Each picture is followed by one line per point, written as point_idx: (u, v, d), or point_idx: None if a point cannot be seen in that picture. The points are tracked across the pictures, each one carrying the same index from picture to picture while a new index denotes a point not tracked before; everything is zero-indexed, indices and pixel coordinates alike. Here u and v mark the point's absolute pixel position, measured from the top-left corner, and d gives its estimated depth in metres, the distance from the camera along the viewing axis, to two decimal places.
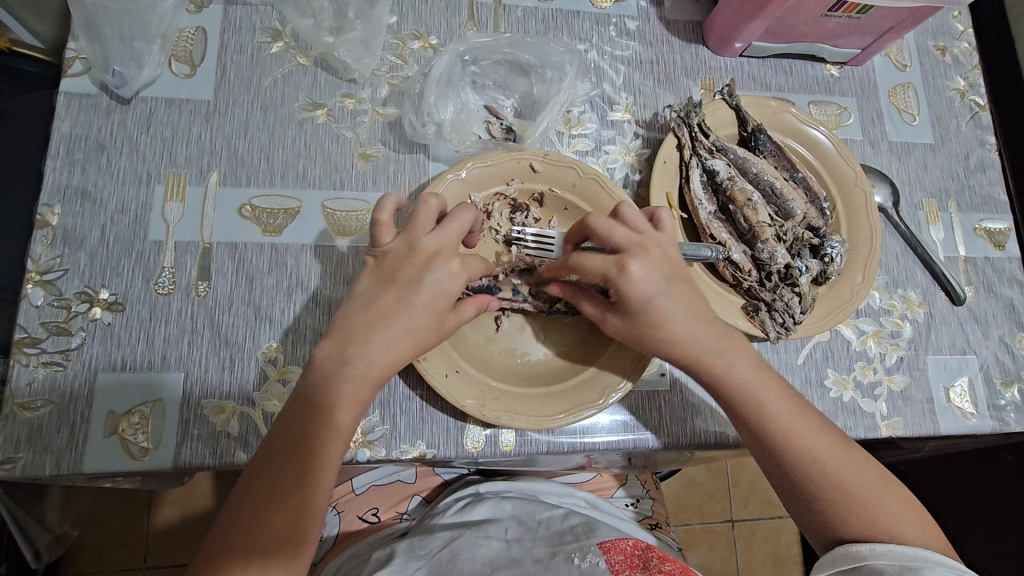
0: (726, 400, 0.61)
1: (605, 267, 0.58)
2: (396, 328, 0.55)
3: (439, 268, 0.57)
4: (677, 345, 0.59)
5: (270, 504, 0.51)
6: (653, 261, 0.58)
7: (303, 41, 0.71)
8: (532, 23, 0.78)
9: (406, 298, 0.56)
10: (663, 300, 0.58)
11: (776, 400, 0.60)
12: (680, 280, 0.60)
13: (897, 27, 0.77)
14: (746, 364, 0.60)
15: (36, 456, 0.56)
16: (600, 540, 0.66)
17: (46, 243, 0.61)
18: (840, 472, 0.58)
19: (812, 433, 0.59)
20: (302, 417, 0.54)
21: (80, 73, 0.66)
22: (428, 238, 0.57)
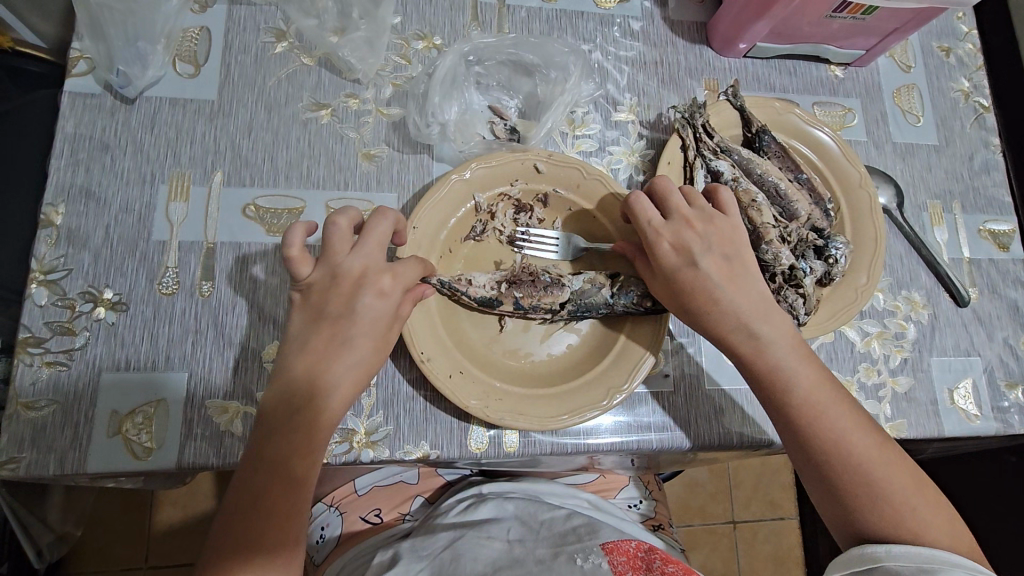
0: (758, 380, 0.60)
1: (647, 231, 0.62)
2: (338, 348, 0.56)
3: (370, 287, 0.57)
4: (715, 312, 0.60)
5: (264, 512, 0.52)
6: (693, 233, 0.62)
7: (307, 40, 0.71)
8: (536, 23, 0.78)
9: (342, 328, 0.56)
10: (693, 269, 0.61)
11: (811, 382, 0.58)
12: (722, 253, 0.62)
13: (902, 28, 0.77)
14: (782, 343, 0.60)
15: (40, 456, 0.56)
16: (603, 541, 0.66)
17: (50, 242, 0.61)
18: (871, 463, 0.56)
19: (845, 419, 0.57)
20: (294, 424, 0.54)
21: (84, 73, 0.66)
22: (348, 261, 0.57)
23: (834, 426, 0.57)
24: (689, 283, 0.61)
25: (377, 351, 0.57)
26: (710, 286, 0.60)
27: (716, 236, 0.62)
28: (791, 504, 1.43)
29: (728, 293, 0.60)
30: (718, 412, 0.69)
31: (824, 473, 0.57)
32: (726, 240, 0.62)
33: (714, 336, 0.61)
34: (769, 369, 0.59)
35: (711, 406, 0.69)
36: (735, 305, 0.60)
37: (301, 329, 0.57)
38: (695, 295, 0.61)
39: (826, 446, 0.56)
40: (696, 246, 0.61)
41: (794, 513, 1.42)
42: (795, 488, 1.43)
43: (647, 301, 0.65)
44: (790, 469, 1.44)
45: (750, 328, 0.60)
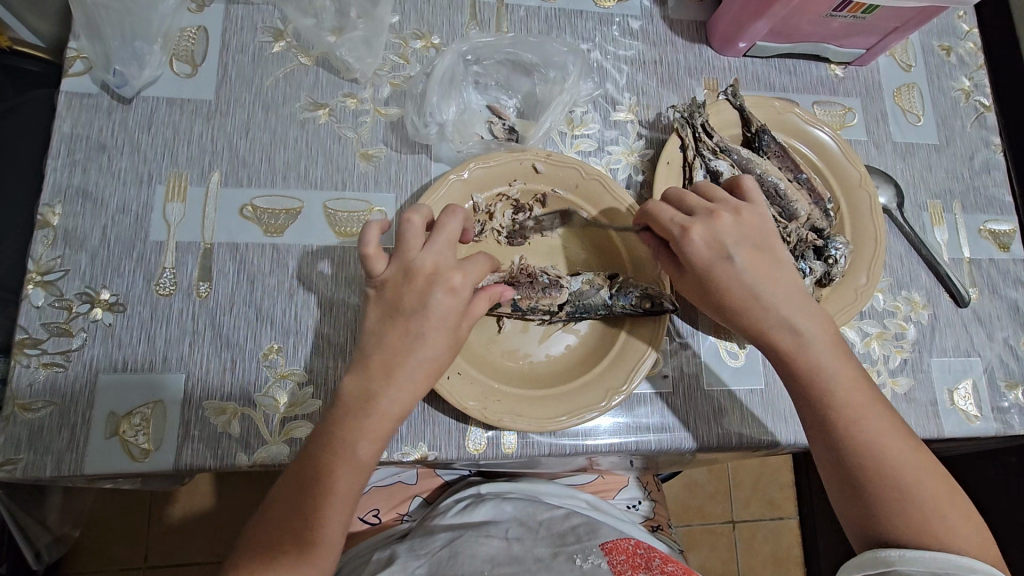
0: (794, 379, 0.59)
1: (671, 227, 0.60)
2: (410, 347, 0.55)
3: (442, 285, 0.56)
4: (751, 308, 0.59)
5: (289, 522, 0.52)
6: (722, 225, 0.59)
7: (305, 40, 0.71)
8: (535, 23, 0.77)
9: (414, 324, 0.55)
10: (727, 262, 0.58)
11: (849, 387, 0.57)
12: (755, 247, 0.59)
13: (903, 27, 0.77)
14: (822, 344, 0.58)
15: (38, 457, 0.56)
16: (602, 540, 0.66)
17: (47, 243, 0.61)
18: (902, 472, 0.55)
19: (881, 426, 0.56)
20: (328, 436, 0.54)
21: (81, 73, 0.66)
22: (419, 258, 0.56)
23: (869, 432, 0.56)
24: (723, 280, 0.58)
25: (445, 352, 0.56)
26: (744, 282, 0.58)
27: (747, 229, 0.60)
28: (791, 503, 1.43)
29: (765, 290, 0.58)
30: (717, 413, 0.69)
31: (852, 478, 0.56)
32: (760, 234, 0.60)
33: (753, 334, 0.59)
34: (808, 366, 0.58)
35: (711, 407, 0.69)
36: (772, 302, 0.58)
37: (375, 326, 0.56)
38: (729, 290, 0.59)
39: (857, 451, 0.55)
40: (728, 238, 0.58)
41: (793, 513, 1.42)
42: (794, 488, 1.43)
43: (646, 302, 0.64)
44: (790, 469, 1.44)
45: (790, 326, 0.58)
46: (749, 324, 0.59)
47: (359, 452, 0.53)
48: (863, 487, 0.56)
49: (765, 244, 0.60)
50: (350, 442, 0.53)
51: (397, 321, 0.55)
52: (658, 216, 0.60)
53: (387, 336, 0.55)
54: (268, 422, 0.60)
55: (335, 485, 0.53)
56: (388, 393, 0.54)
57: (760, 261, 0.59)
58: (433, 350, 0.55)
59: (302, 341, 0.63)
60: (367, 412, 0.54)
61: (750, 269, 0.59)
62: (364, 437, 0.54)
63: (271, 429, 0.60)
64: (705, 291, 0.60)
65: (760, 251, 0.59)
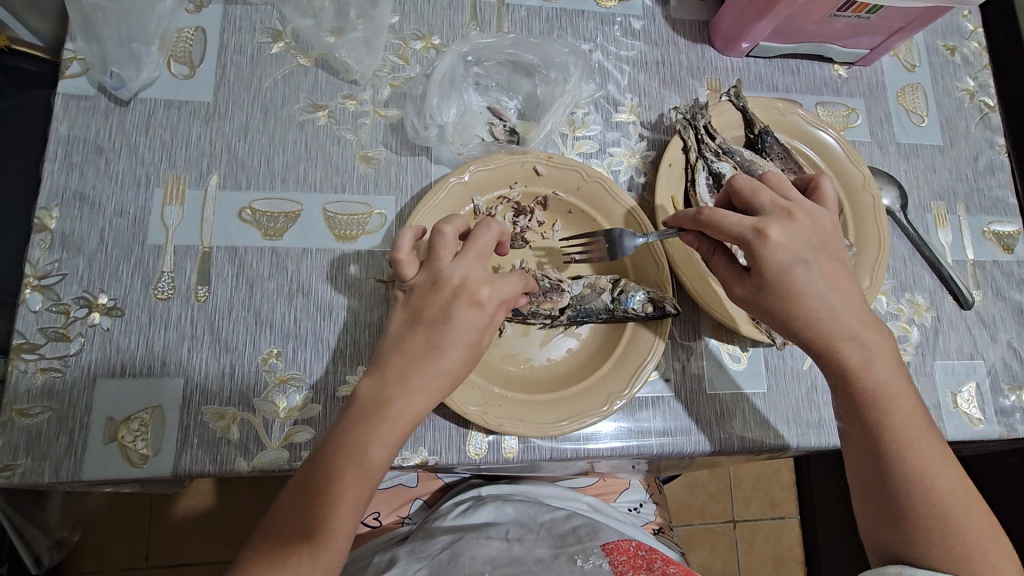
0: (849, 397, 0.55)
1: (741, 228, 0.54)
2: (429, 356, 0.54)
3: (467, 297, 0.56)
4: (813, 324, 0.55)
5: (299, 529, 0.49)
6: (797, 228, 0.55)
7: (304, 41, 0.70)
8: (536, 23, 0.77)
9: (435, 337, 0.55)
10: (803, 270, 0.54)
11: (909, 412, 0.54)
12: (826, 253, 0.56)
13: (907, 27, 0.76)
14: (886, 363, 0.55)
15: (35, 463, 0.56)
16: (603, 542, 0.66)
17: (44, 247, 0.61)
18: (949, 499, 0.53)
19: (934, 452, 0.54)
20: (342, 440, 0.52)
21: (78, 74, 0.65)
22: (450, 269, 0.56)
23: (923, 457, 0.54)
24: (792, 286, 0.54)
25: (459, 366, 0.55)
26: (817, 292, 0.54)
27: (818, 234, 0.56)
28: (791, 503, 1.42)
29: (835, 302, 0.55)
30: (720, 416, 0.68)
31: (896, 501, 0.54)
32: (828, 240, 0.56)
33: (807, 340, 0.56)
34: (870, 391, 0.54)
35: (713, 410, 0.69)
36: (841, 315, 0.55)
37: (399, 330, 0.56)
38: (801, 300, 0.54)
39: (909, 477, 0.53)
40: (805, 245, 0.54)
41: (794, 512, 1.42)
42: (795, 487, 1.43)
43: (649, 306, 0.63)
44: (790, 468, 1.43)
45: (858, 342, 0.55)
46: (813, 335, 0.55)
47: (370, 456, 0.51)
48: (907, 511, 0.54)
49: (834, 251, 0.57)
50: (364, 439, 0.52)
51: (420, 329, 0.55)
52: (724, 217, 0.55)
53: (408, 343, 0.55)
54: (267, 426, 0.59)
55: (343, 496, 0.50)
56: (404, 404, 0.53)
57: (831, 270, 0.56)
58: (454, 361, 0.55)
59: (301, 345, 0.62)
60: (383, 419, 0.52)
61: (823, 278, 0.55)
62: (379, 443, 0.52)
63: (270, 434, 0.59)
64: (767, 298, 0.56)
65: (829, 260, 0.56)
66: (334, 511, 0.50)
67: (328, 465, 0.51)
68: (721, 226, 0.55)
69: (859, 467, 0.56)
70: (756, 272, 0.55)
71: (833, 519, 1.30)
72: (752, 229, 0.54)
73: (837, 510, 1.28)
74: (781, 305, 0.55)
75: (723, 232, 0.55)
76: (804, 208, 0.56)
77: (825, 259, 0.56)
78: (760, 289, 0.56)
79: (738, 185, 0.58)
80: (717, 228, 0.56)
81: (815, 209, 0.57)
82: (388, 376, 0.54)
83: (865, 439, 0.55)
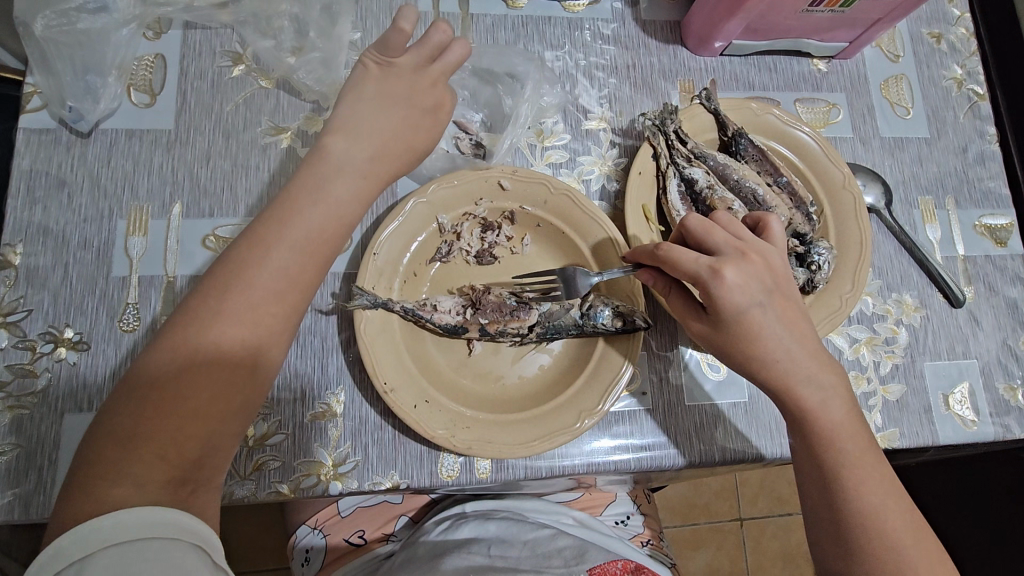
0: (804, 433, 0.55)
1: (697, 268, 0.53)
2: (392, 124, 0.53)
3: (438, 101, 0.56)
4: (770, 364, 0.53)
5: (239, 348, 0.45)
6: (753, 268, 0.53)
7: (264, 63, 0.69)
8: (501, 31, 0.76)
9: (403, 114, 0.54)
10: (759, 312, 0.53)
11: (861, 447, 0.54)
12: (781, 292, 0.54)
13: (886, 18, 0.73)
14: (841, 402, 0.54)
15: (4, 500, 0.56)
16: (590, 565, 0.64)
17: (9, 283, 0.61)
18: (901, 533, 0.52)
19: (886, 486, 0.53)
20: (296, 229, 0.48)
21: (38, 108, 0.65)
22: (434, 65, 0.55)
23: (875, 493, 0.53)
24: (749, 326, 0.53)
25: (399, 158, 0.54)
26: (773, 332, 0.53)
27: (773, 275, 0.54)
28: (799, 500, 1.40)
29: (790, 342, 0.54)
30: (700, 429, 0.67)
31: (846, 535, 0.53)
32: (781, 279, 0.55)
33: (766, 373, 0.54)
34: (827, 429, 0.54)
35: (693, 422, 0.67)
36: (800, 358, 0.54)
37: (367, 113, 0.53)
38: (757, 342, 0.53)
39: (859, 512, 0.53)
40: (760, 285, 0.53)
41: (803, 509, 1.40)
42: None
43: (619, 320, 0.62)
44: None
45: (814, 384, 0.54)
46: (769, 377, 0.54)
47: (326, 232, 0.49)
48: (857, 544, 0.53)
49: (787, 290, 0.55)
50: (315, 211, 0.49)
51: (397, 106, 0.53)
52: (681, 254, 0.53)
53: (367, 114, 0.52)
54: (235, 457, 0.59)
55: (289, 303, 0.48)
56: (339, 193, 0.50)
57: (787, 310, 0.55)
58: (389, 151, 0.53)
59: None
60: (337, 178, 0.51)
61: (780, 318, 0.54)
62: (333, 206, 0.50)
63: (236, 464, 0.59)
64: (724, 339, 0.54)
65: (784, 300, 0.55)
66: (279, 316, 0.47)
67: (278, 261, 0.47)
68: (677, 264, 0.53)
69: (812, 496, 0.56)
70: (713, 311, 0.53)
71: None
72: (708, 267, 0.52)
73: None
74: (741, 346, 0.53)
75: (678, 269, 0.54)
76: (757, 248, 0.54)
77: (779, 299, 0.54)
78: (718, 327, 0.54)
79: (691, 226, 0.56)
80: (672, 266, 0.54)
81: (768, 248, 0.55)
82: (330, 162, 0.51)
83: (818, 472, 0.54)
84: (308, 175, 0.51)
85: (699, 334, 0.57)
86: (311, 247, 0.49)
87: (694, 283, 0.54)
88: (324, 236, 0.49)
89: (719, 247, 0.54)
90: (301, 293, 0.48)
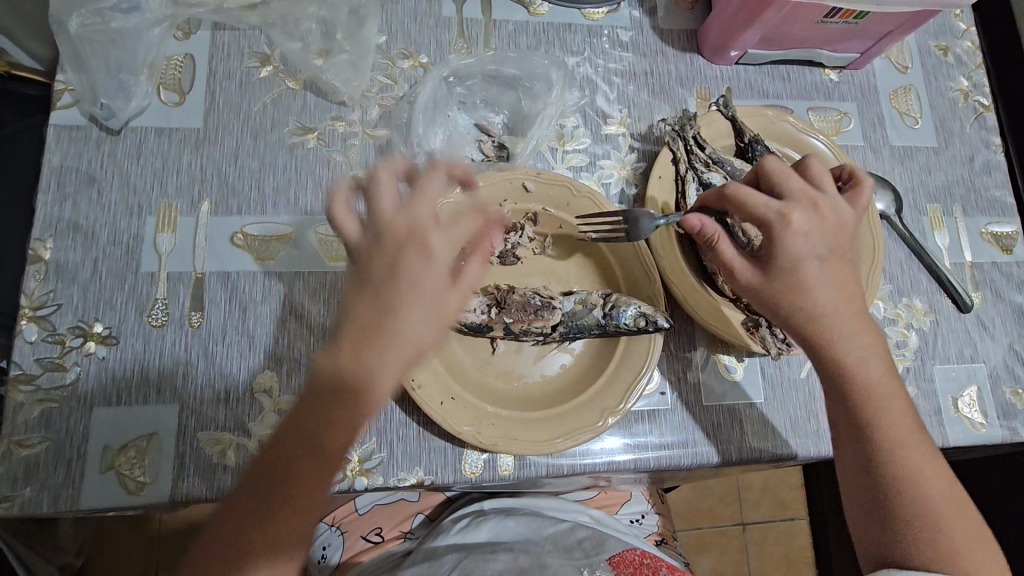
0: (839, 393, 0.57)
1: (766, 211, 0.55)
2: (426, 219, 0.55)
3: (418, 247, 0.54)
4: (817, 316, 0.56)
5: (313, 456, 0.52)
6: (820, 221, 0.56)
7: (292, 64, 0.71)
8: (523, 37, 0.77)
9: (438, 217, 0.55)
10: (816, 264, 0.56)
11: (896, 410, 0.57)
12: (839, 250, 0.57)
13: (898, 30, 0.75)
14: (878, 362, 0.57)
15: (34, 493, 0.56)
16: (609, 553, 0.66)
17: (39, 278, 0.61)
18: (933, 497, 0.56)
19: (918, 451, 0.56)
20: (353, 349, 0.53)
21: (69, 105, 0.66)
22: (393, 220, 0.55)
23: (908, 454, 0.56)
24: (806, 275, 0.55)
25: (433, 246, 0.54)
26: (824, 287, 0.56)
27: (838, 230, 0.57)
28: (801, 505, 1.41)
29: (841, 297, 0.56)
30: (717, 428, 0.68)
31: (881, 493, 0.56)
32: (841, 239, 0.58)
33: (813, 328, 0.56)
34: (863, 388, 0.56)
35: (711, 421, 0.69)
36: (846, 314, 0.56)
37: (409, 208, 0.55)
38: (811, 291, 0.55)
39: (894, 471, 0.55)
40: (822, 238, 0.56)
41: (804, 513, 1.41)
42: (805, 488, 1.41)
43: (641, 320, 0.63)
44: (799, 469, 1.42)
45: (854, 341, 0.57)
46: (813, 330, 0.56)
47: (384, 344, 0.52)
48: (890, 502, 0.56)
49: (845, 251, 0.58)
50: (372, 329, 0.53)
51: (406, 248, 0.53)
52: (751, 195, 0.56)
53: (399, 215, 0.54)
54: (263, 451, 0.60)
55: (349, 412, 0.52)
56: (390, 303, 0.53)
57: (841, 270, 0.57)
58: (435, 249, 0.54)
59: (295, 369, 0.63)
60: (389, 294, 0.53)
61: (834, 274, 0.56)
62: (395, 322, 0.53)
63: None
64: (775, 289, 0.56)
65: (838, 260, 0.57)
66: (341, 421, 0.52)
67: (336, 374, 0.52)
68: (748, 203, 0.56)
69: (844, 457, 0.58)
70: (774, 256, 0.56)
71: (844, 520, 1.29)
72: (777, 212, 0.55)
73: None
74: (786, 295, 0.55)
75: (747, 210, 0.56)
76: (828, 202, 0.57)
77: (837, 256, 0.57)
78: (771, 275, 0.56)
79: (768, 172, 0.58)
80: (745, 206, 0.56)
81: (837, 205, 0.58)
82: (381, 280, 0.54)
83: (850, 431, 0.57)
84: (365, 297, 0.54)
85: (743, 284, 0.58)
86: (367, 365, 0.52)
87: (761, 227, 0.56)
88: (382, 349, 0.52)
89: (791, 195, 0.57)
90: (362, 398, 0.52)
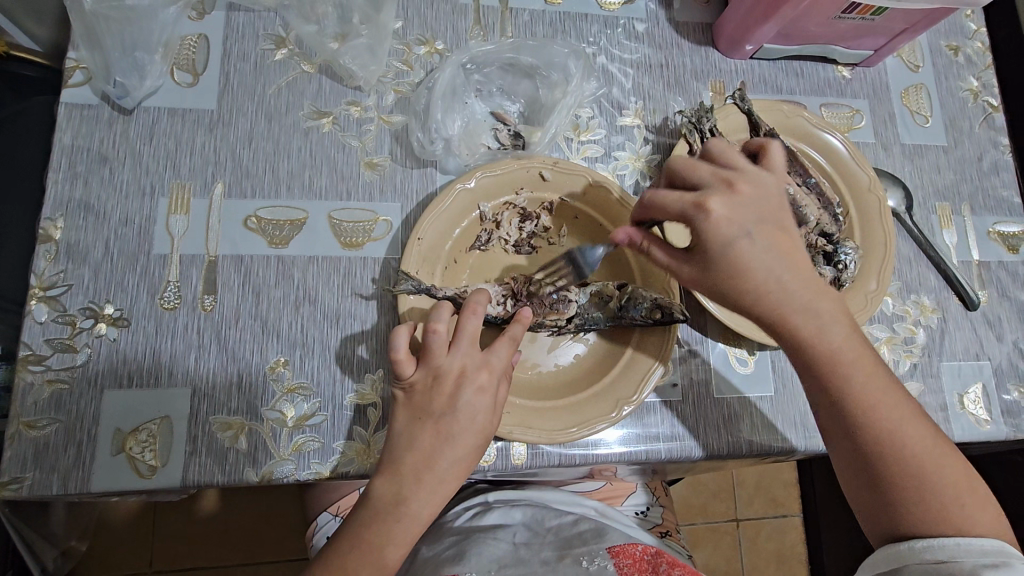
0: (807, 366, 0.57)
1: (683, 205, 0.55)
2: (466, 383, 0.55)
3: (470, 385, 0.55)
4: (769, 291, 0.55)
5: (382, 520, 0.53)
6: (742, 200, 0.54)
7: (307, 47, 0.70)
8: (539, 26, 0.77)
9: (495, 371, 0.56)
10: (747, 242, 0.54)
11: (870, 373, 0.55)
12: (770, 223, 0.55)
13: (912, 28, 0.76)
14: (840, 326, 0.56)
15: (44, 475, 0.55)
16: (608, 544, 0.64)
17: (49, 258, 0.61)
18: (921, 457, 0.54)
19: (899, 412, 0.55)
20: (420, 426, 0.54)
21: (81, 83, 0.65)
22: (447, 361, 0.55)
23: (886, 419, 0.55)
24: (741, 256, 0.54)
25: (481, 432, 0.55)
26: (763, 261, 0.54)
27: (768, 202, 0.56)
28: (795, 502, 1.42)
29: (785, 271, 0.55)
30: (728, 420, 0.69)
31: (866, 461, 0.55)
32: (775, 208, 0.56)
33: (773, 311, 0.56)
34: (829, 356, 0.55)
35: (721, 413, 0.69)
36: (793, 285, 0.55)
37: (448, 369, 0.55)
38: (751, 269, 0.54)
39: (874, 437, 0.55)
40: (748, 213, 0.54)
41: (798, 510, 1.42)
42: (800, 486, 1.42)
43: (656, 312, 0.62)
44: (793, 466, 1.44)
45: (811, 310, 0.55)
46: (767, 308, 0.56)
47: (450, 428, 0.54)
48: (878, 470, 0.55)
49: (782, 220, 0.56)
50: (438, 421, 0.54)
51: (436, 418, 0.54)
52: (665, 197, 0.55)
53: (437, 391, 0.55)
54: (274, 437, 0.59)
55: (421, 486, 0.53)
56: (456, 417, 0.54)
57: (780, 240, 0.56)
58: (470, 427, 0.54)
59: (308, 354, 0.62)
60: (450, 374, 0.55)
61: (771, 247, 0.55)
62: (456, 407, 0.54)
63: (277, 443, 0.59)
64: (717, 275, 0.55)
65: (775, 228, 0.56)
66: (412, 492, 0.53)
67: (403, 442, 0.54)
68: (663, 208, 0.56)
69: (825, 429, 0.58)
70: (704, 248, 0.55)
71: (838, 517, 1.30)
72: (693, 204, 0.54)
73: (843, 509, 1.28)
74: (731, 279, 0.55)
75: (667, 211, 0.56)
76: (747, 178, 0.56)
77: (773, 228, 0.56)
78: (710, 264, 0.55)
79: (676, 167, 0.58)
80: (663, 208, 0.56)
81: (759, 179, 0.56)
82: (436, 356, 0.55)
83: (826, 403, 0.57)
84: (420, 378, 0.55)
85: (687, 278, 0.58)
86: (437, 436, 0.54)
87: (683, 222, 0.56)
88: (446, 419, 0.54)
89: (703, 180, 0.56)
90: (434, 469, 0.54)
